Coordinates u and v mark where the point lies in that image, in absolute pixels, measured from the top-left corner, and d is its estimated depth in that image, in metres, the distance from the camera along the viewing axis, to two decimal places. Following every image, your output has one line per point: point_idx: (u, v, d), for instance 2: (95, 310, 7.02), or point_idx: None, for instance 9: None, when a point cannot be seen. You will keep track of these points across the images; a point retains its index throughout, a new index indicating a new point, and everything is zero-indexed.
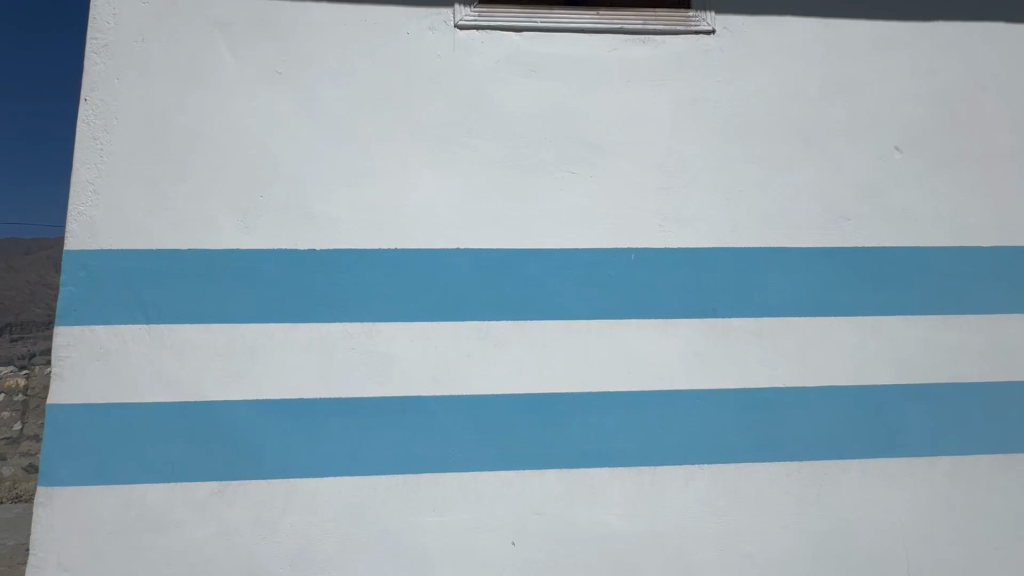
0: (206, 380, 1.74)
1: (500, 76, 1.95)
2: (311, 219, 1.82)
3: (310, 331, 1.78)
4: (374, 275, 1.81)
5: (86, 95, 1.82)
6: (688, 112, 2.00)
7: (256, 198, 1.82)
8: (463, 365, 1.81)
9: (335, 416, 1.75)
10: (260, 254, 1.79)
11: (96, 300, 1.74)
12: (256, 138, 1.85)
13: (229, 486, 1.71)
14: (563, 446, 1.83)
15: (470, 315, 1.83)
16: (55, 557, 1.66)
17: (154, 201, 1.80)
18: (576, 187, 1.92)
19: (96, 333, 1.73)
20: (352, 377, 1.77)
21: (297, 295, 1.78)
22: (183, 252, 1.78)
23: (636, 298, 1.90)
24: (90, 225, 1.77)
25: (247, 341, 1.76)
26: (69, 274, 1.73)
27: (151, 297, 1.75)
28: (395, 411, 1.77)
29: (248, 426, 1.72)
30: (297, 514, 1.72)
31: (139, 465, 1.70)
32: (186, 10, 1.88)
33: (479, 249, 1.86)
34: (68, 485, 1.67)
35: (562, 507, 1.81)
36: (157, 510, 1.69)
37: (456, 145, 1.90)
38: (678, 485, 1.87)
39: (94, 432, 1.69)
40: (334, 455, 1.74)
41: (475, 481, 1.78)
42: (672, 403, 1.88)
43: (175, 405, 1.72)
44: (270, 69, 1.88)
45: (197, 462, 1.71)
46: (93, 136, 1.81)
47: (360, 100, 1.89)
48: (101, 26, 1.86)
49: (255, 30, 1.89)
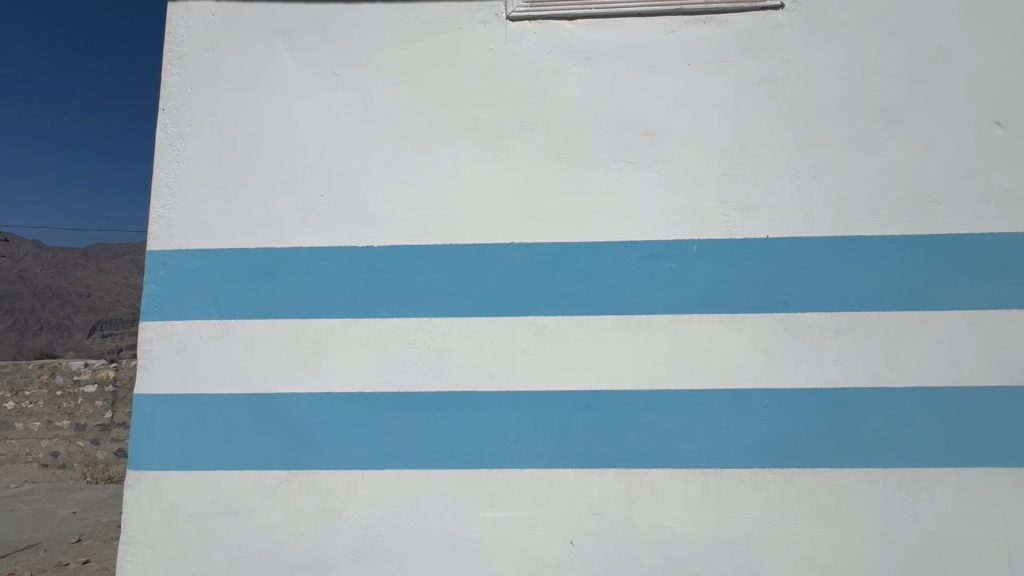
0: (274, 374, 1.81)
1: (553, 66, 1.91)
2: (368, 216, 1.85)
3: (369, 327, 1.81)
4: (429, 271, 1.82)
5: (164, 105, 1.94)
6: (754, 94, 1.88)
7: (317, 197, 1.87)
8: (518, 360, 1.79)
9: (394, 410, 1.78)
10: (320, 252, 1.84)
11: (174, 297, 1.85)
12: (316, 139, 1.90)
13: (296, 475, 1.78)
14: (622, 446, 1.77)
15: (525, 310, 1.80)
16: (142, 536, 1.79)
17: (224, 202, 1.89)
18: (633, 177, 1.85)
19: (175, 328, 1.84)
20: (410, 371, 1.79)
21: (357, 291, 1.82)
22: (250, 251, 1.86)
23: (699, 292, 1.81)
24: (168, 227, 1.88)
25: (311, 336, 1.81)
26: (152, 273, 1.85)
27: (222, 294, 1.84)
28: (451, 406, 1.78)
29: (312, 418, 1.78)
30: (358, 506, 1.76)
31: (214, 453, 1.79)
32: (251, 20, 1.97)
33: (533, 243, 1.83)
34: (153, 469, 1.79)
35: (622, 508, 1.76)
36: (230, 496, 1.78)
37: (510, 138, 1.88)
38: (747, 490, 1.76)
39: (174, 422, 1.81)
40: (394, 448, 1.76)
41: (532, 478, 1.75)
42: (739, 403, 1.78)
43: (246, 397, 1.81)
44: (328, 70, 1.93)
45: (264, 452, 1.78)
46: (171, 143, 1.93)
47: (414, 98, 1.90)
48: (176, 39, 1.97)
49: (314, 34, 1.95)
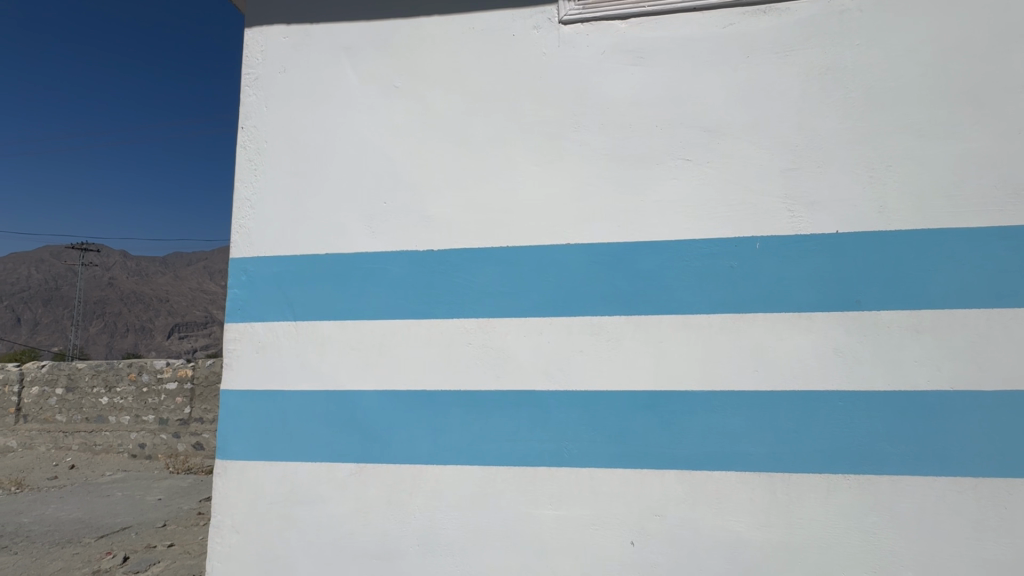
0: (343, 372, 1.91)
1: (607, 67, 1.91)
2: (429, 221, 1.93)
3: (430, 327, 1.88)
4: (487, 273, 1.87)
5: (243, 124, 2.11)
6: (820, 83, 1.80)
7: (381, 204, 1.97)
8: (576, 360, 1.80)
9: (455, 407, 1.84)
10: (384, 256, 1.93)
11: (253, 300, 2.00)
12: (378, 149, 2.00)
13: (365, 468, 1.87)
14: (683, 447, 1.74)
15: (582, 310, 1.82)
16: (229, 520, 1.94)
17: (296, 211, 2.02)
18: (691, 174, 1.83)
19: (255, 329, 1.99)
20: (470, 370, 1.84)
21: (418, 293, 1.90)
22: (321, 256, 1.98)
23: (764, 290, 1.75)
24: (248, 236, 2.04)
25: (376, 336, 1.91)
26: (234, 279, 2.02)
27: (296, 297, 1.97)
28: (510, 404, 1.82)
29: (379, 414, 1.87)
30: (423, 499, 1.83)
31: (291, 445, 1.92)
32: (318, 40, 2.10)
33: (589, 244, 1.84)
34: (238, 459, 1.95)
35: (684, 510, 1.73)
36: (306, 486, 1.90)
37: (564, 140, 1.90)
38: (819, 495, 1.69)
39: (255, 415, 1.95)
40: (455, 445, 1.82)
41: (591, 477, 1.76)
42: (808, 405, 1.71)
43: (319, 394, 1.92)
44: (389, 83, 2.03)
45: (335, 446, 1.89)
46: (249, 158, 2.09)
47: (470, 106, 1.96)
48: (253, 62, 2.14)
49: (375, 49, 2.05)
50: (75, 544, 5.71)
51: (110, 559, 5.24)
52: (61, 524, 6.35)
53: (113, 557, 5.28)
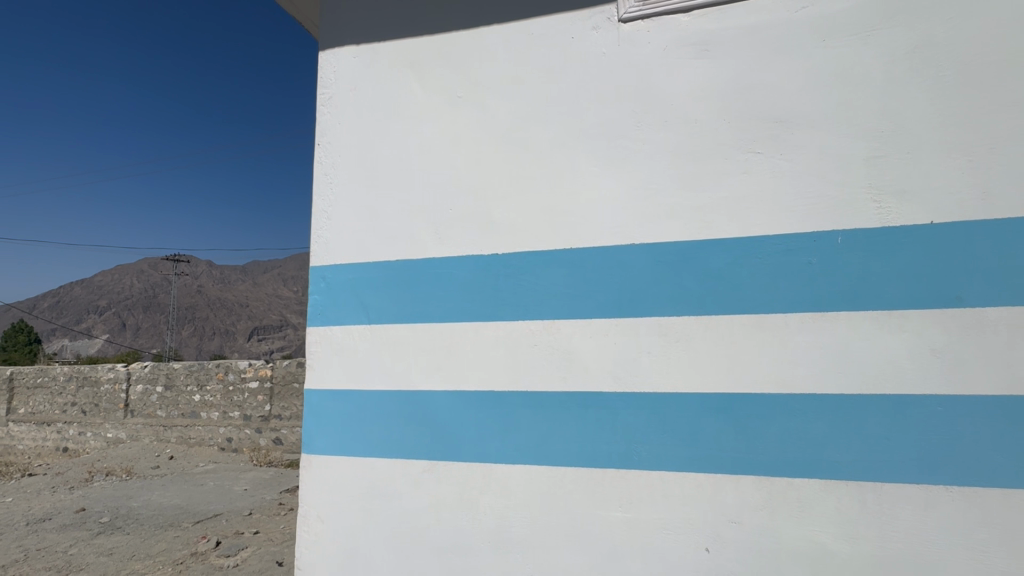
0: (415, 373, 2.00)
1: (669, 62, 1.88)
2: (493, 226, 1.98)
3: (497, 329, 1.92)
4: (551, 275, 1.89)
5: (320, 141, 2.26)
6: (906, 64, 1.68)
7: (447, 211, 2.04)
8: (644, 362, 1.78)
9: (522, 408, 1.87)
10: (451, 261, 2.00)
11: (331, 305, 2.13)
12: (443, 158, 2.07)
13: (437, 466, 1.94)
14: (761, 452, 1.67)
15: (650, 311, 1.79)
16: (314, 511, 2.08)
17: (369, 221, 2.14)
18: (762, 168, 1.76)
19: (333, 332, 2.12)
20: (537, 372, 1.87)
21: (484, 296, 1.95)
22: (392, 263, 2.08)
23: (848, 287, 1.65)
24: (326, 245, 2.18)
25: (445, 338, 1.97)
26: (314, 286, 2.16)
27: (370, 302, 2.08)
28: (577, 406, 1.83)
29: (449, 414, 1.94)
30: (493, 497, 1.87)
31: (368, 442, 2.03)
32: (385, 57, 2.21)
33: (655, 244, 1.81)
34: (320, 454, 2.08)
35: (763, 518, 1.66)
36: (383, 481, 2.00)
37: (626, 140, 1.88)
38: (917, 508, 1.57)
39: (335, 413, 2.08)
40: (523, 445, 1.85)
41: (662, 480, 1.74)
42: (900, 410, 1.59)
43: (392, 393, 2.02)
44: (452, 94, 2.10)
45: (409, 443, 1.98)
46: (325, 173, 2.23)
47: (531, 111, 2.00)
48: (326, 82, 2.28)
49: (438, 62, 2.13)
50: (176, 528, 6.31)
51: (205, 543, 5.75)
52: (164, 509, 7.04)
53: (207, 541, 5.78)
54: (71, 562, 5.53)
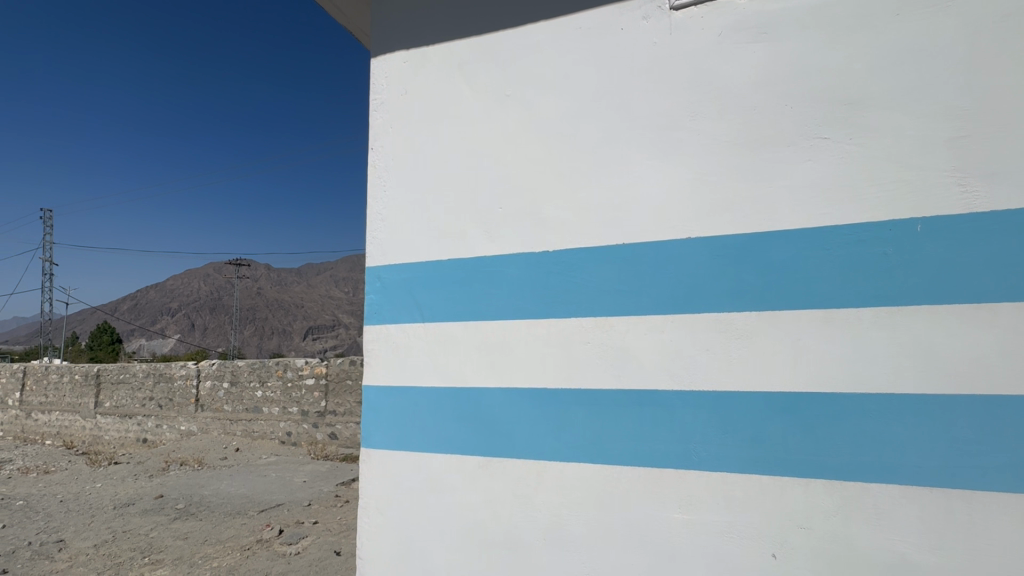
0: (468, 369, 2.02)
1: (725, 48, 1.81)
2: (544, 223, 1.98)
3: (549, 327, 1.92)
4: (603, 272, 1.87)
5: (373, 145, 2.33)
6: (993, 36, 1.54)
7: (497, 209, 2.05)
8: (702, 359, 1.73)
9: (576, 405, 1.86)
10: (502, 259, 2.02)
11: (387, 304, 2.19)
12: (492, 157, 2.09)
13: (491, 461, 1.95)
14: (831, 454, 1.58)
15: (707, 306, 1.73)
16: (373, 503, 2.15)
17: (421, 221, 2.19)
18: (828, 154, 1.67)
19: (389, 330, 2.18)
20: (590, 369, 1.85)
21: (536, 293, 1.95)
22: (444, 261, 2.11)
23: (929, 279, 1.53)
24: (381, 246, 2.25)
25: (497, 335, 1.99)
26: (370, 285, 2.23)
27: (423, 300, 2.13)
28: (633, 404, 1.79)
29: (502, 411, 1.95)
30: (548, 495, 1.87)
31: (424, 437, 2.07)
32: (435, 60, 2.25)
33: (712, 237, 1.75)
34: (379, 448, 2.15)
35: (835, 524, 1.57)
36: (438, 476, 2.04)
37: (680, 130, 1.83)
38: (1012, 518, 1.44)
39: (392, 409, 2.15)
40: (577, 443, 1.84)
41: (723, 481, 1.68)
42: (991, 411, 1.47)
43: (447, 389, 2.05)
44: (500, 93, 2.11)
45: (464, 439, 2.00)
46: (379, 175, 2.30)
47: (580, 105, 1.98)
48: (379, 88, 2.35)
49: (486, 62, 2.15)
50: (242, 516, 6.71)
51: (269, 530, 6.09)
52: (232, 498, 7.50)
53: (271, 529, 6.11)
54: (151, 544, 5.99)
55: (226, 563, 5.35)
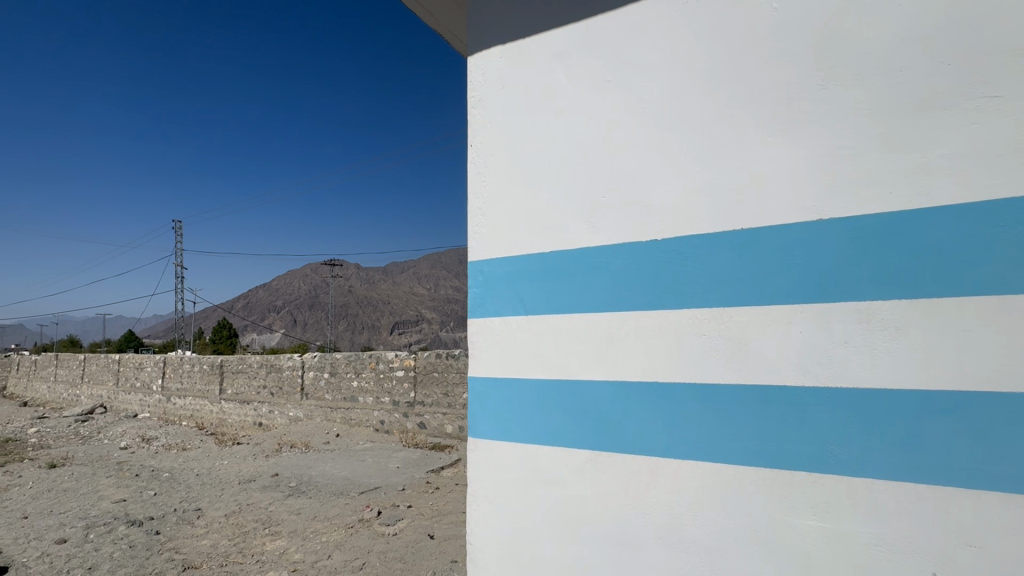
0: (574, 362, 1.99)
1: (861, 8, 1.63)
2: (651, 211, 1.90)
3: (659, 318, 1.84)
4: (718, 260, 1.75)
5: (473, 142, 2.37)
6: None
7: (600, 199, 2.00)
8: (840, 353, 1.57)
9: (691, 401, 1.77)
10: (607, 250, 1.97)
11: (489, 298, 2.22)
12: (594, 145, 2.04)
13: (599, 456, 1.92)
14: (1007, 463, 1.38)
15: (845, 295, 1.57)
16: (481, 491, 2.20)
17: (521, 214, 2.19)
18: (998, 115, 1.45)
19: (491, 323, 2.20)
20: (707, 363, 1.74)
21: (644, 283, 1.87)
22: (546, 254, 2.10)
23: None
24: (482, 240, 2.28)
25: (604, 328, 1.94)
26: (473, 279, 2.28)
27: (526, 293, 2.13)
28: (756, 401, 1.67)
29: (610, 405, 1.90)
30: (662, 493, 1.79)
31: (530, 430, 2.08)
32: (531, 52, 2.24)
33: (849, 218, 1.59)
34: (485, 439, 2.19)
35: (1014, 544, 1.37)
36: (545, 468, 2.03)
37: (807, 102, 1.68)
38: None
39: (497, 401, 2.18)
40: (693, 440, 1.75)
41: (868, 489, 1.51)
42: None
43: (553, 382, 2.04)
44: (600, 79, 2.06)
45: (571, 433, 1.98)
46: (478, 171, 2.33)
47: (688, 84, 1.87)
48: (476, 84, 2.39)
49: (585, 48, 2.10)
50: (345, 497, 7.25)
51: (370, 511, 6.51)
52: (336, 479, 8.12)
53: (371, 509, 6.55)
54: (271, 517, 6.65)
55: (334, 538, 5.81)
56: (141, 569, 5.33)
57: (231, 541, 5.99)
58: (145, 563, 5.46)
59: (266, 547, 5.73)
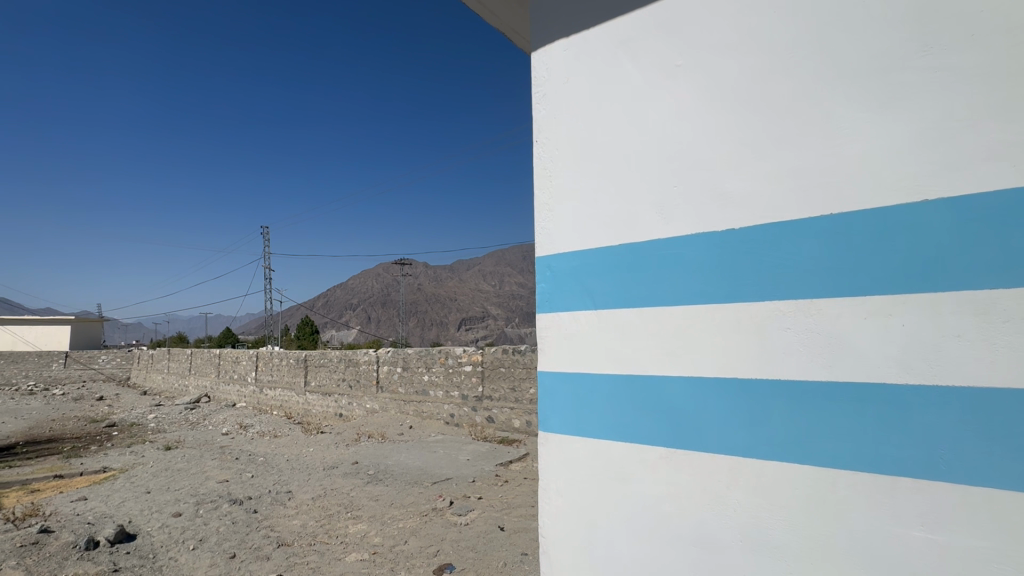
0: (646, 357, 1.95)
1: None
2: (728, 199, 1.81)
3: (738, 311, 1.75)
4: (805, 248, 1.64)
5: (539, 138, 2.38)
6: None
7: (672, 188, 1.94)
8: (950, 348, 1.42)
9: (776, 398, 1.67)
10: (680, 242, 1.90)
11: (558, 293, 2.22)
12: (664, 132, 1.98)
13: (675, 454, 1.86)
14: None
15: (956, 284, 1.41)
16: (553, 485, 2.21)
17: (589, 207, 2.17)
18: None
19: (561, 318, 2.21)
20: (793, 358, 1.64)
21: (721, 275, 1.79)
22: (615, 247, 2.07)
23: None
24: (550, 236, 2.28)
25: (678, 321, 1.88)
26: (542, 275, 2.29)
27: (595, 287, 2.11)
28: (851, 399, 1.55)
29: (686, 401, 1.84)
30: (744, 494, 1.71)
31: (602, 425, 2.06)
32: (597, 42, 2.21)
33: (961, 197, 1.43)
34: (557, 433, 2.21)
35: None
36: (617, 464, 2.01)
37: (906, 72, 1.53)
38: None
39: (568, 395, 2.18)
40: (778, 440, 1.65)
41: (988, 499, 1.36)
42: None
43: (625, 377, 2.01)
44: (670, 64, 1.99)
45: (644, 429, 1.94)
46: (544, 167, 2.34)
47: (768, 62, 1.77)
48: (541, 80, 2.39)
49: (653, 33, 2.04)
50: (419, 486, 7.57)
51: (442, 501, 6.76)
52: (410, 469, 8.50)
53: (443, 499, 6.81)
54: (353, 502, 7.09)
55: (409, 525, 6.10)
56: (243, 542, 5.90)
57: (318, 522, 6.46)
58: (246, 538, 6.04)
59: (349, 529, 6.13)
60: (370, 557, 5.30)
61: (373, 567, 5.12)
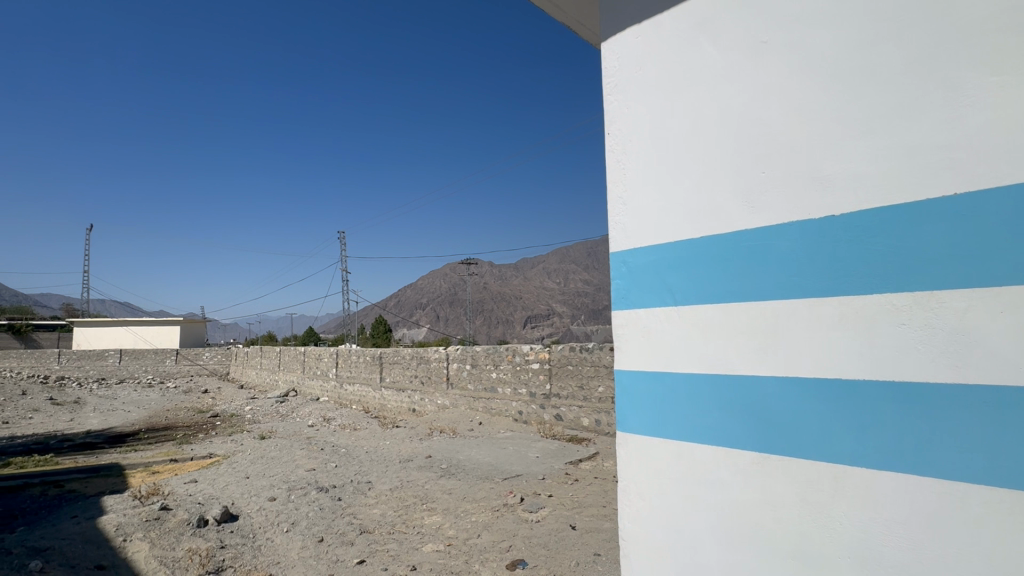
0: (733, 355, 1.83)
1: None
2: (827, 182, 1.66)
3: (840, 306, 1.60)
4: (923, 234, 1.46)
5: (610, 129, 2.32)
6: None
7: (760, 174, 1.81)
8: None
9: (888, 401, 1.50)
10: (771, 232, 1.76)
11: (634, 289, 2.15)
12: (750, 115, 1.85)
13: (768, 459, 1.74)
14: None
15: None
16: (633, 486, 2.14)
17: (666, 199, 2.07)
18: None
19: (637, 314, 2.14)
20: (909, 358, 1.46)
21: (820, 266, 1.64)
22: (697, 240, 1.97)
23: None
24: (624, 230, 2.21)
25: (769, 317, 1.75)
26: (617, 271, 2.22)
27: (675, 283, 2.01)
28: (982, 404, 1.37)
29: (780, 403, 1.71)
30: (851, 507, 1.55)
31: (685, 427, 1.97)
32: (671, 25, 2.11)
33: None
34: (635, 434, 2.14)
35: None
36: (702, 468, 1.90)
37: None
38: None
39: (647, 395, 2.10)
40: (892, 448, 1.49)
41: None
42: None
43: (709, 377, 1.90)
44: (755, 41, 1.86)
45: (732, 432, 1.83)
46: (617, 159, 2.27)
47: (871, 29, 1.60)
48: (611, 70, 2.32)
49: (735, 11, 1.92)
50: (490, 481, 7.70)
51: (513, 497, 6.82)
52: (481, 465, 8.67)
53: (515, 495, 6.86)
54: (428, 494, 7.34)
55: (482, 519, 6.23)
56: (329, 528, 6.29)
57: (396, 512, 6.75)
58: (332, 523, 6.43)
59: (425, 520, 6.36)
60: (446, 549, 5.46)
61: (448, 558, 5.27)
